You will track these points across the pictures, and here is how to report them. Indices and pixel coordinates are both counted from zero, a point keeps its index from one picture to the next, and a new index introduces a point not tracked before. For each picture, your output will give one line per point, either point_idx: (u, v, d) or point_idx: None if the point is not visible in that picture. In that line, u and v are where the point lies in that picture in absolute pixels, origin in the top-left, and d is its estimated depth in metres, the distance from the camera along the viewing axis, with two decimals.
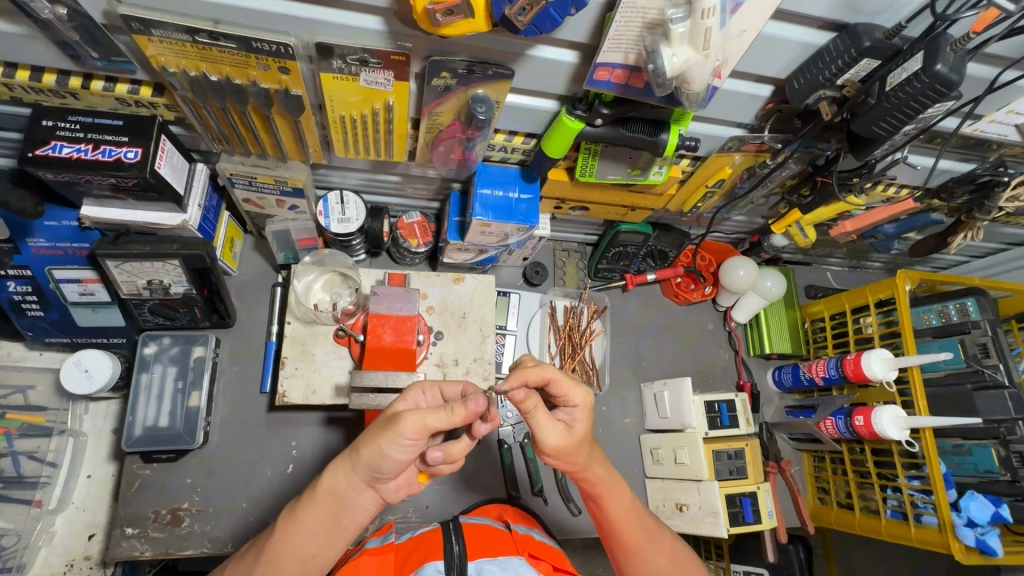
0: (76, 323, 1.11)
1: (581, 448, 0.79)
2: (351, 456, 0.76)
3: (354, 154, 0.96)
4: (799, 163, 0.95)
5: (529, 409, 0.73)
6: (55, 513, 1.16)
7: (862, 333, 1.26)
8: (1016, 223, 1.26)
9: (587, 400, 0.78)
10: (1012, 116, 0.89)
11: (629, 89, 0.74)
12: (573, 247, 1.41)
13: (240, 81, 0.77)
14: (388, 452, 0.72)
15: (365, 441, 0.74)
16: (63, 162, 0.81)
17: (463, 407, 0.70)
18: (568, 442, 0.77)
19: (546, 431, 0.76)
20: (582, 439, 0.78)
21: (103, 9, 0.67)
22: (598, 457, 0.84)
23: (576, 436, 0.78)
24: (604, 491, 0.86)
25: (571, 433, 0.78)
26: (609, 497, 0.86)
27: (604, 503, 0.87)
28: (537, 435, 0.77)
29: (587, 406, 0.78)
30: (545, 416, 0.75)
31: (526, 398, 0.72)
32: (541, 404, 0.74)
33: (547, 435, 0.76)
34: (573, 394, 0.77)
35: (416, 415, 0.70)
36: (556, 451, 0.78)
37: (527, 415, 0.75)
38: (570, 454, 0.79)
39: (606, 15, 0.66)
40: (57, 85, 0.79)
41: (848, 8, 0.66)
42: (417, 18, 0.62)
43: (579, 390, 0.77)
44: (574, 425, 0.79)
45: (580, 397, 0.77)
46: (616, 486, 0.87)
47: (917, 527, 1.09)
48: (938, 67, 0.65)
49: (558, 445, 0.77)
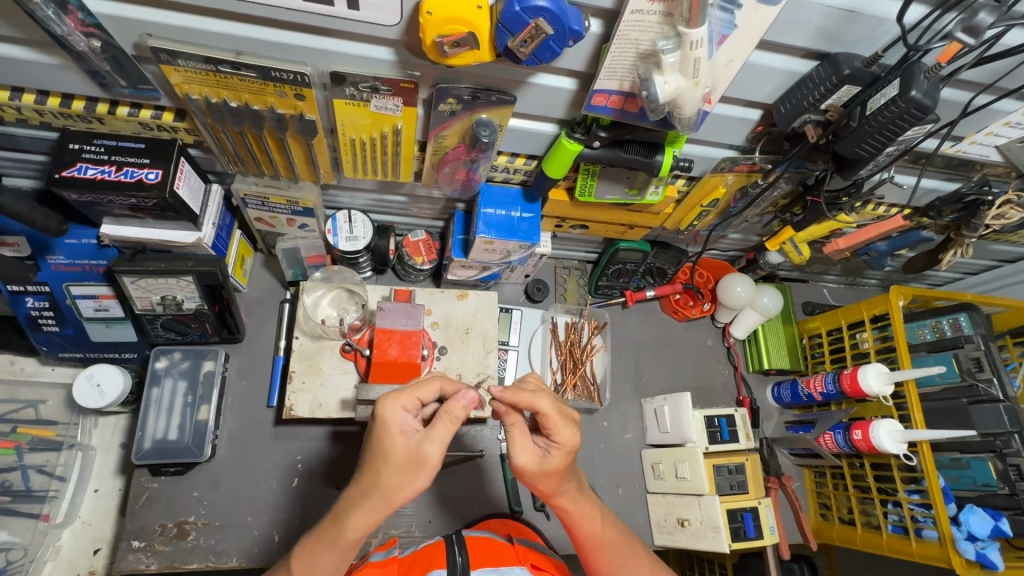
0: (91, 339, 1.15)
1: (549, 477, 0.79)
2: (374, 499, 0.72)
3: (363, 174, 1.00)
4: (790, 182, 1.00)
5: (507, 423, 0.79)
6: (61, 527, 1.19)
7: (858, 348, 1.29)
8: (1006, 240, 1.29)
9: (570, 440, 0.78)
10: (993, 137, 0.93)
11: (625, 114, 0.78)
12: (574, 264, 1.44)
13: (257, 106, 0.81)
14: (406, 484, 0.71)
15: (384, 479, 0.71)
16: (87, 182, 0.85)
17: (456, 411, 0.72)
18: (538, 468, 0.79)
19: (518, 450, 0.78)
20: (550, 471, 0.79)
21: (134, 42, 0.71)
22: (569, 490, 0.84)
23: (548, 466, 0.78)
24: (571, 519, 0.87)
25: (543, 461, 0.79)
26: (579, 527, 0.87)
27: (574, 532, 0.87)
28: (511, 451, 0.79)
29: (567, 446, 0.78)
30: (520, 433, 0.79)
31: (506, 412, 0.78)
32: (519, 421, 0.78)
33: (516, 454, 0.79)
34: (558, 431, 0.77)
35: (431, 442, 0.71)
36: (523, 471, 0.79)
37: (505, 428, 0.79)
38: (536, 480, 0.80)
39: (602, 45, 0.71)
40: (85, 111, 0.84)
41: (828, 38, 0.71)
42: (426, 49, 0.66)
43: (565, 428, 0.77)
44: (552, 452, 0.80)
45: (564, 435, 0.77)
46: (586, 518, 0.86)
47: (919, 542, 1.10)
48: (914, 93, 0.70)
49: (527, 467, 0.79)
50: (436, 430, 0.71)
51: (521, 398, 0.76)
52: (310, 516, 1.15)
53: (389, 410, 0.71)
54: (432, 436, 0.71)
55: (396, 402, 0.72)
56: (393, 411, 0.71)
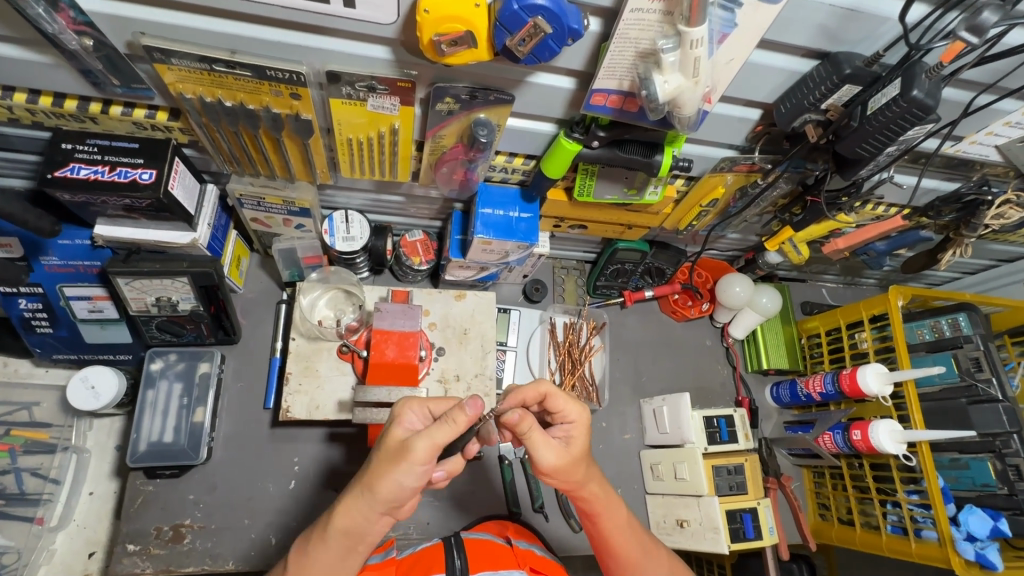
0: (85, 341, 1.14)
1: (578, 466, 0.79)
2: (366, 496, 0.71)
3: (359, 174, 0.99)
4: (790, 182, 1.00)
5: (524, 429, 0.74)
6: (56, 530, 1.18)
7: (858, 348, 1.28)
8: (1004, 240, 1.29)
9: (582, 416, 0.80)
10: (994, 137, 0.92)
11: (624, 113, 0.77)
12: (572, 264, 1.44)
13: (253, 106, 0.80)
14: (401, 482, 0.70)
15: (374, 473, 0.71)
16: (80, 183, 0.84)
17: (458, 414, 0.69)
18: (568, 458, 0.77)
19: (544, 450, 0.76)
20: (578, 456, 0.79)
21: (126, 40, 0.70)
22: (595, 474, 0.83)
23: (574, 453, 0.78)
24: (596, 507, 0.84)
25: (567, 451, 0.79)
26: (605, 514, 0.85)
27: (598, 520, 0.85)
28: (535, 454, 0.76)
29: (582, 423, 0.80)
30: (540, 434, 0.76)
31: (521, 420, 0.73)
32: (535, 423, 0.75)
33: (543, 458, 0.76)
34: (568, 411, 0.79)
35: (424, 438, 0.69)
36: (552, 470, 0.77)
37: (522, 435, 0.75)
38: (566, 474, 0.78)
39: (601, 44, 0.70)
40: (77, 110, 0.83)
41: (829, 37, 0.70)
42: (423, 48, 0.65)
43: (574, 407, 0.80)
44: (571, 443, 0.79)
45: (576, 412, 0.80)
46: (612, 504, 0.85)
47: (918, 542, 1.10)
48: (915, 93, 0.69)
49: (556, 463, 0.76)
50: (432, 429, 0.69)
51: (523, 393, 0.78)
52: (307, 519, 1.14)
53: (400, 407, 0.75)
54: (428, 435, 0.69)
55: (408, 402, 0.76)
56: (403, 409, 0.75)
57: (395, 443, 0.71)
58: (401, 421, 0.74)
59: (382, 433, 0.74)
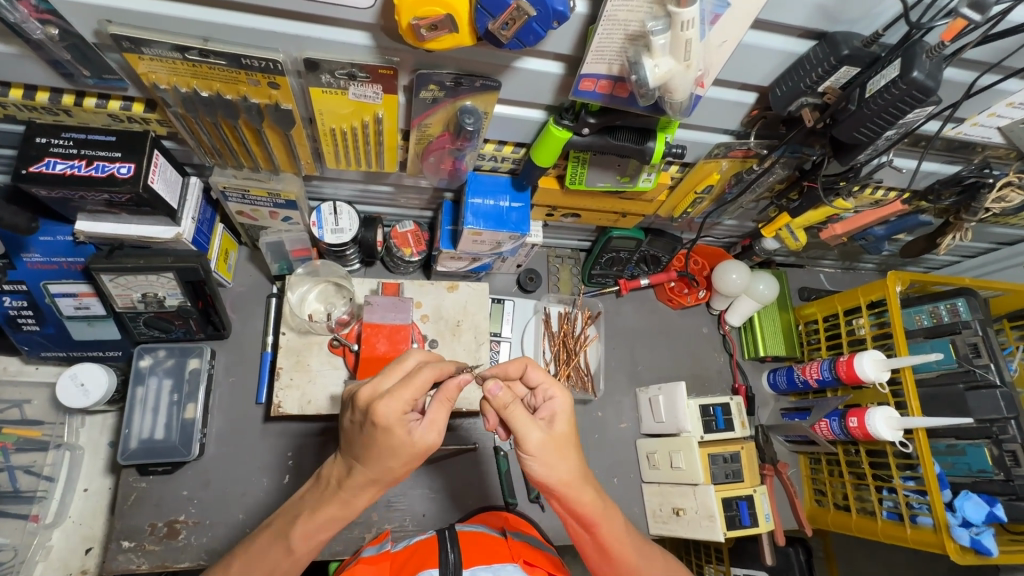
0: (71, 338, 1.12)
1: (563, 450, 0.74)
2: (380, 482, 0.72)
3: (345, 165, 0.97)
4: (786, 167, 0.97)
5: (506, 402, 0.72)
6: (51, 527, 1.17)
7: (856, 334, 1.26)
8: (1005, 223, 1.27)
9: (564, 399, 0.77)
10: (996, 119, 0.90)
11: (614, 99, 0.75)
12: (567, 253, 1.42)
13: (230, 96, 0.78)
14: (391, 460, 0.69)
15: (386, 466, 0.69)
16: (56, 178, 0.82)
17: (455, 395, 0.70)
18: (550, 441, 0.73)
19: (528, 429, 0.72)
20: (563, 440, 0.74)
21: (94, 28, 0.68)
22: (590, 476, 0.77)
23: (557, 434, 0.74)
24: (596, 517, 0.78)
25: (550, 432, 0.74)
26: (603, 524, 0.79)
27: (597, 529, 0.79)
28: (519, 433, 0.72)
29: (564, 402, 0.77)
30: (523, 412, 0.72)
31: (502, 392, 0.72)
32: (515, 399, 0.73)
33: (529, 432, 0.72)
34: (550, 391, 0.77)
35: (433, 427, 0.70)
36: (537, 451, 0.72)
37: (504, 411, 0.72)
38: (552, 460, 0.73)
39: (589, 27, 0.67)
40: (50, 103, 0.80)
41: (826, 16, 0.68)
42: (402, 33, 0.63)
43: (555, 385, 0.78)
44: (554, 424, 0.75)
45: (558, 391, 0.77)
46: (608, 513, 0.80)
47: (914, 528, 1.09)
48: (915, 74, 0.67)
49: (540, 445, 0.72)
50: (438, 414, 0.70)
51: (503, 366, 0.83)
52: None
53: (390, 415, 0.66)
54: (434, 419, 0.70)
55: (394, 402, 0.66)
56: (394, 414, 0.66)
57: (408, 447, 0.68)
58: (402, 424, 0.67)
59: (371, 430, 0.67)
